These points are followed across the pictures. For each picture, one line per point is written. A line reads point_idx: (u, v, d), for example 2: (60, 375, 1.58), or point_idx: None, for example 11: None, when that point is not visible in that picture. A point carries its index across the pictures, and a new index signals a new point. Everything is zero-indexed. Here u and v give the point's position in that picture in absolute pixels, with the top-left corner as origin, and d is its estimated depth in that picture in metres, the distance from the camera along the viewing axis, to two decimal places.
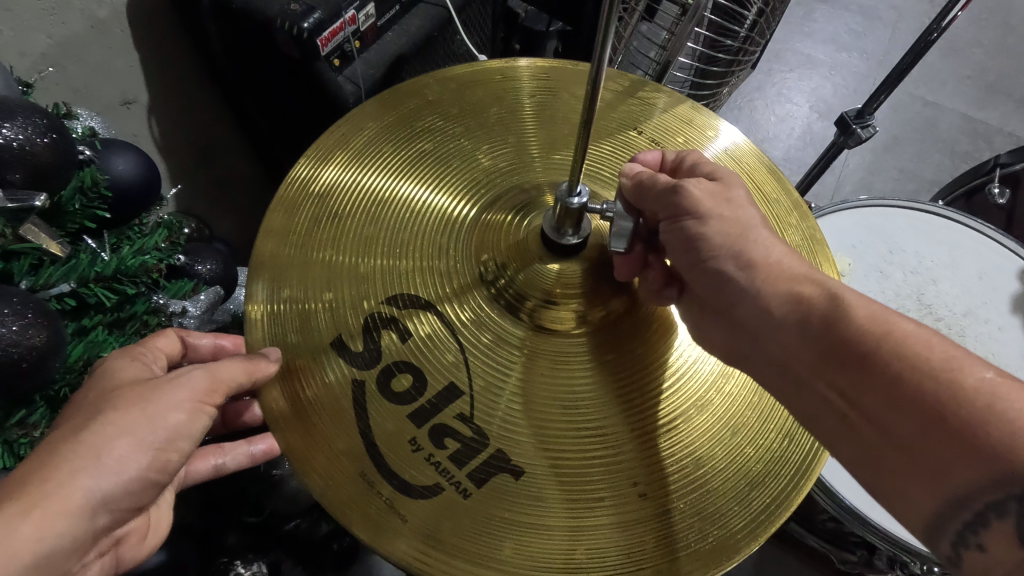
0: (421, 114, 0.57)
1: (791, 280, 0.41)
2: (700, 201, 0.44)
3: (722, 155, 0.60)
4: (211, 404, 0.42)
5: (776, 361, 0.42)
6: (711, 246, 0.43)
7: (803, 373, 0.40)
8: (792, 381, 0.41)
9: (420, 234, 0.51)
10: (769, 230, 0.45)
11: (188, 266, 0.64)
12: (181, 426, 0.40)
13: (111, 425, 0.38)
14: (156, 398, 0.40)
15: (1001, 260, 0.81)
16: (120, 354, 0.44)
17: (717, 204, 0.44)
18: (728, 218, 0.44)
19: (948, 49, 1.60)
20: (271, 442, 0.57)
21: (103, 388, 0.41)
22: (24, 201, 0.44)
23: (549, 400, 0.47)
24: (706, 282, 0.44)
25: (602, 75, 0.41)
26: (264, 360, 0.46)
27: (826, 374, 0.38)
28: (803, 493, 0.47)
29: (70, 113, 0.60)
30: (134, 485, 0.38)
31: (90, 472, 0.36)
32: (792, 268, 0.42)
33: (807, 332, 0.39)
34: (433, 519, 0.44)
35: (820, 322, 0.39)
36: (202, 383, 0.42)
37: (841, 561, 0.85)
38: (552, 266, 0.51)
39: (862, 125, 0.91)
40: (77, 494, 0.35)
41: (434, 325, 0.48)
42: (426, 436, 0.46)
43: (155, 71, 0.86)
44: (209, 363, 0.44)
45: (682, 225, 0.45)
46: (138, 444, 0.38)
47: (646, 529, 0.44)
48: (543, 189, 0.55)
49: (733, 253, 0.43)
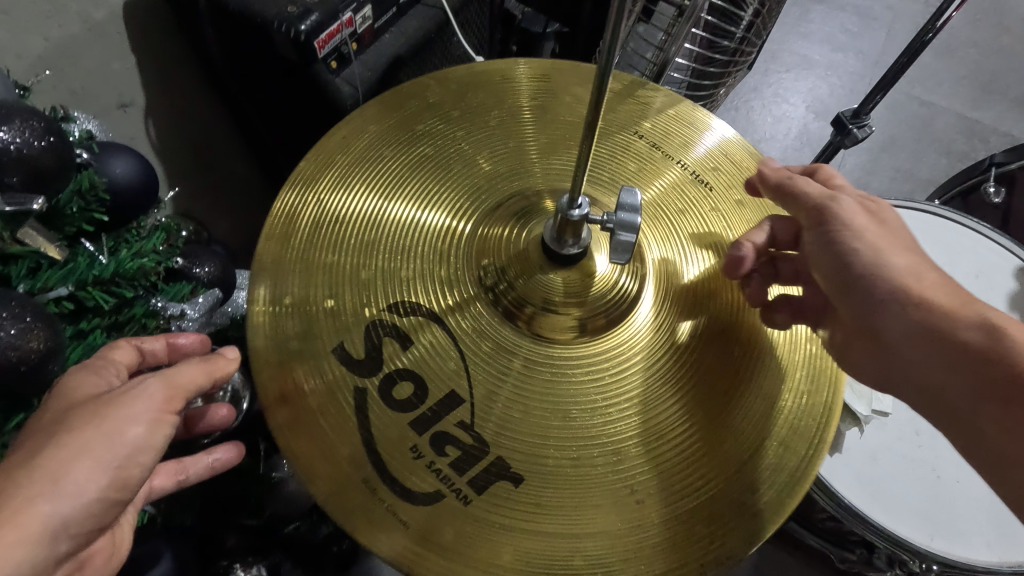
0: (421, 118, 0.57)
1: (951, 306, 0.45)
2: (852, 214, 0.50)
3: (721, 158, 0.60)
4: (172, 413, 0.41)
5: (927, 387, 0.45)
6: (864, 259, 0.48)
7: (958, 402, 0.43)
8: (945, 409, 0.44)
9: (421, 241, 0.51)
10: (919, 255, 0.50)
11: (186, 269, 0.64)
12: (142, 440, 0.39)
13: (64, 447, 0.36)
14: (111, 414, 0.38)
15: (998, 259, 0.82)
16: (79, 370, 0.43)
17: (871, 221, 0.50)
18: (880, 234, 0.49)
19: (943, 49, 1.61)
20: (229, 451, 0.58)
21: (57, 408, 0.39)
22: (22, 203, 0.44)
23: (551, 407, 0.47)
24: (852, 294, 0.48)
25: (609, 76, 0.39)
26: (223, 359, 0.47)
27: (985, 405, 0.42)
28: (799, 496, 0.47)
29: (68, 116, 0.60)
30: (95, 507, 0.37)
31: (47, 497, 0.35)
32: (943, 295, 0.46)
33: (966, 362, 0.43)
34: (434, 525, 0.44)
35: (976, 354, 0.43)
36: (159, 392, 0.41)
37: (839, 560, 0.86)
38: (550, 274, 0.51)
39: (859, 125, 0.91)
40: (35, 522, 0.34)
41: (437, 333, 0.48)
42: (427, 442, 0.45)
43: (151, 74, 0.86)
44: (163, 370, 0.43)
45: (832, 232, 0.50)
46: (97, 464, 0.37)
47: (643, 535, 0.44)
48: (544, 195, 0.55)
49: (884, 269, 0.47)
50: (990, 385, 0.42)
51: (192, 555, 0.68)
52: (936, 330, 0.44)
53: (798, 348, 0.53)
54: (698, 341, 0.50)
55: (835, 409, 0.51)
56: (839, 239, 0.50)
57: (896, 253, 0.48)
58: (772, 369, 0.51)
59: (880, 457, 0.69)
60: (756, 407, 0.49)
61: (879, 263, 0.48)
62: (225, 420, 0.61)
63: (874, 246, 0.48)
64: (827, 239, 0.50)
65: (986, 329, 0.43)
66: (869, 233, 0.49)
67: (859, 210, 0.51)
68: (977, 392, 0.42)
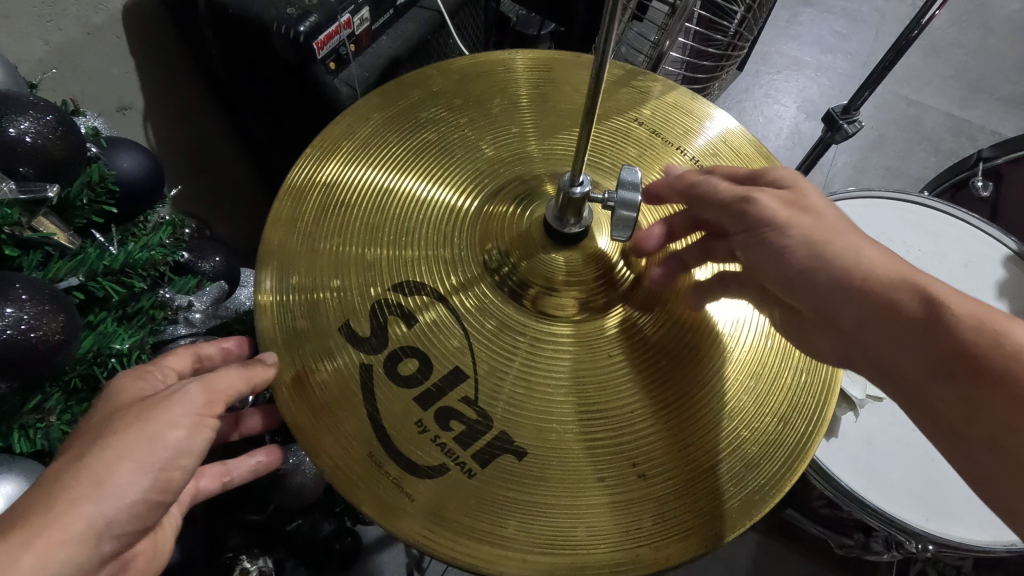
0: (425, 106, 0.59)
1: (888, 280, 0.43)
2: (775, 213, 0.46)
3: (718, 144, 0.62)
4: (212, 416, 0.42)
5: (881, 368, 0.43)
6: (801, 257, 0.44)
7: (915, 384, 0.41)
8: (901, 389, 0.42)
9: (426, 223, 0.53)
10: (849, 226, 0.46)
11: (191, 262, 0.66)
12: (182, 443, 0.39)
13: (107, 450, 0.36)
14: (152, 418, 0.38)
15: (986, 247, 0.84)
16: (129, 374, 0.43)
17: (794, 213, 0.46)
18: (809, 224, 0.45)
19: (930, 50, 1.65)
20: (271, 455, 0.58)
21: (104, 411, 0.39)
22: (36, 191, 0.46)
23: (555, 384, 0.48)
24: (800, 292, 0.45)
25: (604, 66, 0.41)
26: (261, 364, 0.46)
27: (938, 384, 0.40)
28: (795, 474, 0.48)
29: (76, 111, 0.60)
30: (138, 508, 0.37)
31: (92, 498, 0.35)
32: (883, 268, 0.43)
33: (916, 339, 0.41)
34: (442, 497, 0.45)
35: (927, 329, 0.41)
36: (200, 396, 0.41)
37: (838, 545, 0.86)
38: (552, 254, 0.53)
39: (849, 120, 0.93)
40: (80, 522, 0.34)
41: (441, 311, 0.49)
42: (432, 417, 0.47)
43: (150, 78, 0.87)
44: (202, 375, 0.43)
45: (764, 239, 0.46)
46: (137, 466, 0.37)
47: (645, 509, 0.46)
48: (543, 180, 0.57)
49: (823, 256, 0.44)
50: (944, 356, 0.40)
51: (201, 551, 0.69)
52: (882, 308, 0.42)
53: None
54: (698, 324, 0.52)
55: (832, 388, 0.52)
56: (770, 243, 0.46)
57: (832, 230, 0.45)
58: (774, 347, 0.53)
59: (876, 441, 0.71)
60: (754, 386, 0.51)
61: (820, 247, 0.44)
62: (270, 421, 0.59)
63: (806, 237, 0.45)
64: (760, 245, 0.46)
65: (929, 302, 0.41)
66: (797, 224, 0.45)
67: (780, 203, 0.46)
68: (931, 368, 0.40)
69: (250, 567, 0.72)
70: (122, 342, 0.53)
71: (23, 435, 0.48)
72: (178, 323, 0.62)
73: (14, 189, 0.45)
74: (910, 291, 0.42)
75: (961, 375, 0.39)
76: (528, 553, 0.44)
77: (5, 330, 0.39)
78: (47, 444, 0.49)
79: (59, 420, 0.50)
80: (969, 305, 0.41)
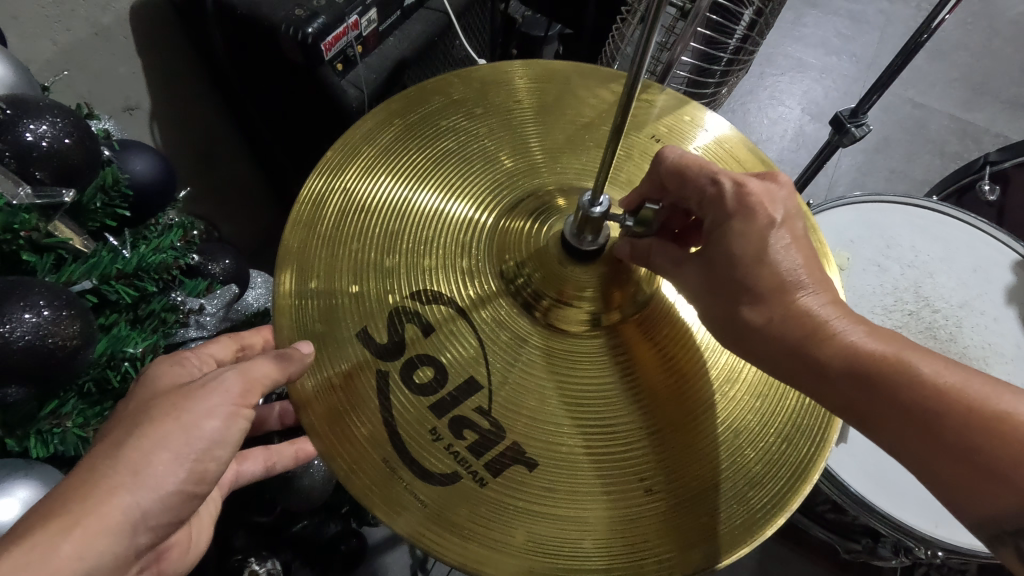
0: (445, 114, 0.59)
1: (801, 331, 0.42)
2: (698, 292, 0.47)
3: (713, 147, 0.62)
4: (247, 407, 0.41)
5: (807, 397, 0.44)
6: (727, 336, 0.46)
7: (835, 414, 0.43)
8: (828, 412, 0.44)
9: (443, 234, 0.53)
10: (778, 266, 0.44)
11: (202, 266, 0.66)
12: (216, 434, 0.39)
13: (145, 439, 0.37)
14: (189, 407, 0.39)
15: (995, 253, 0.84)
16: (164, 360, 0.43)
17: (713, 293, 0.46)
18: (722, 308, 0.45)
19: (934, 52, 1.64)
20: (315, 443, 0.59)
21: (142, 398, 0.39)
22: (52, 196, 0.46)
23: (563, 396, 0.48)
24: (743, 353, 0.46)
25: (637, 86, 0.42)
26: (298, 353, 0.46)
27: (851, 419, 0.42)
28: (800, 493, 0.48)
29: (90, 114, 0.60)
30: (173, 499, 0.37)
31: (129, 488, 0.35)
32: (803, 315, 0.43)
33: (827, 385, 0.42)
34: (448, 504, 0.45)
35: (842, 373, 0.41)
36: (236, 385, 0.41)
37: (845, 551, 0.86)
38: (570, 267, 0.53)
39: (856, 124, 0.92)
40: (118, 511, 0.35)
41: (459, 324, 0.49)
42: (445, 425, 0.47)
43: (159, 78, 0.87)
44: (239, 363, 0.42)
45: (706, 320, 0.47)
46: (173, 457, 0.37)
47: (652, 524, 0.45)
48: (555, 198, 0.56)
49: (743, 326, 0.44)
50: (857, 396, 0.41)
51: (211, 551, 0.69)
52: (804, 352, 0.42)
53: None
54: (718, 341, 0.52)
55: None
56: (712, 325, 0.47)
57: (786, 288, 0.43)
58: None
59: None
60: (762, 405, 0.50)
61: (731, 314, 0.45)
62: None
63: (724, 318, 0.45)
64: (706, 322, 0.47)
65: (840, 344, 0.42)
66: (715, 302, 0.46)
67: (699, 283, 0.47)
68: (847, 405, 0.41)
69: (258, 569, 0.72)
70: (136, 347, 0.54)
71: (40, 440, 0.48)
72: (189, 326, 0.63)
73: (30, 194, 0.46)
74: (824, 338, 0.42)
75: (876, 413, 0.40)
76: (535, 564, 0.44)
77: (23, 336, 0.39)
78: (62, 450, 0.48)
79: (74, 425, 0.50)
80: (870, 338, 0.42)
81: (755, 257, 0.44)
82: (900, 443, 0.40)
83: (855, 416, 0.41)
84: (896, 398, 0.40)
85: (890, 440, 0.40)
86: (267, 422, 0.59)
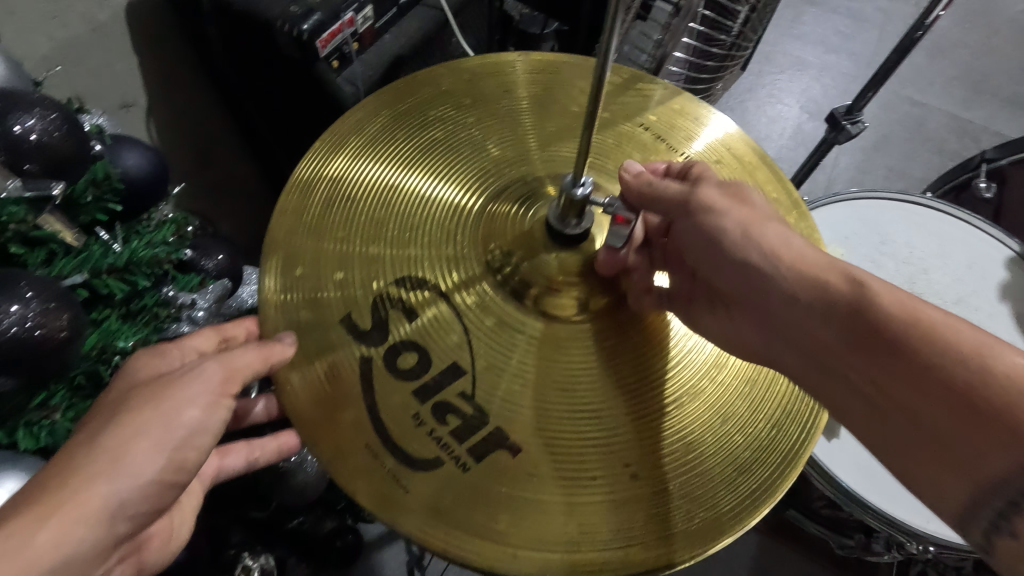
0: (434, 104, 0.59)
1: (813, 266, 0.43)
2: (716, 201, 0.48)
3: (717, 147, 0.62)
4: (228, 396, 0.42)
5: (804, 350, 0.42)
6: (733, 239, 0.46)
7: (833, 360, 0.40)
8: (820, 368, 0.41)
9: (430, 221, 0.53)
10: (784, 225, 0.47)
11: (195, 261, 0.66)
12: (197, 423, 0.39)
13: (123, 429, 0.37)
14: (168, 397, 0.39)
15: (989, 249, 0.84)
16: (148, 353, 0.43)
17: (733, 202, 0.48)
18: (745, 211, 0.47)
19: (933, 50, 1.64)
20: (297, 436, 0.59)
21: (122, 389, 0.40)
22: (41, 189, 0.46)
23: (552, 382, 0.48)
24: (727, 273, 0.46)
25: (607, 72, 0.42)
26: (280, 345, 0.46)
27: (855, 361, 0.39)
28: (788, 481, 0.48)
29: (82, 108, 0.61)
30: (152, 488, 0.37)
31: (107, 477, 0.35)
32: (813, 259, 0.43)
33: (845, 318, 0.40)
34: (435, 490, 0.45)
35: (847, 309, 0.40)
36: (217, 375, 0.41)
37: (839, 547, 0.86)
38: (556, 255, 0.53)
39: (852, 121, 0.92)
40: (95, 501, 0.35)
41: (442, 309, 0.49)
42: (429, 411, 0.47)
43: (154, 74, 0.86)
44: (220, 354, 0.43)
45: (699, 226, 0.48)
46: (153, 446, 0.37)
47: (636, 508, 0.45)
48: (545, 182, 0.57)
49: (753, 245, 0.45)
50: (862, 331, 0.39)
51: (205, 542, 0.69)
52: (805, 286, 0.42)
53: None
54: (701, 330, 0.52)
55: None
56: (704, 230, 0.48)
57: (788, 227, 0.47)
58: None
59: None
60: (748, 392, 0.50)
61: (750, 238, 0.45)
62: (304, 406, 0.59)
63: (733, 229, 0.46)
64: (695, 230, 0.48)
65: (848, 280, 0.41)
66: (726, 232, 0.46)
67: (724, 193, 0.48)
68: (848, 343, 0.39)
69: (251, 563, 0.72)
70: (127, 341, 0.55)
71: (28, 432, 0.49)
72: (182, 321, 0.61)
73: (18, 187, 0.46)
74: (831, 276, 0.41)
75: (883, 351, 0.38)
76: (521, 548, 0.44)
77: (10, 326, 0.40)
78: (51, 442, 0.49)
79: (63, 417, 0.51)
80: (887, 285, 0.40)
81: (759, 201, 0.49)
82: (912, 387, 0.36)
83: (860, 352, 0.39)
84: (907, 338, 0.37)
85: (901, 384, 0.37)
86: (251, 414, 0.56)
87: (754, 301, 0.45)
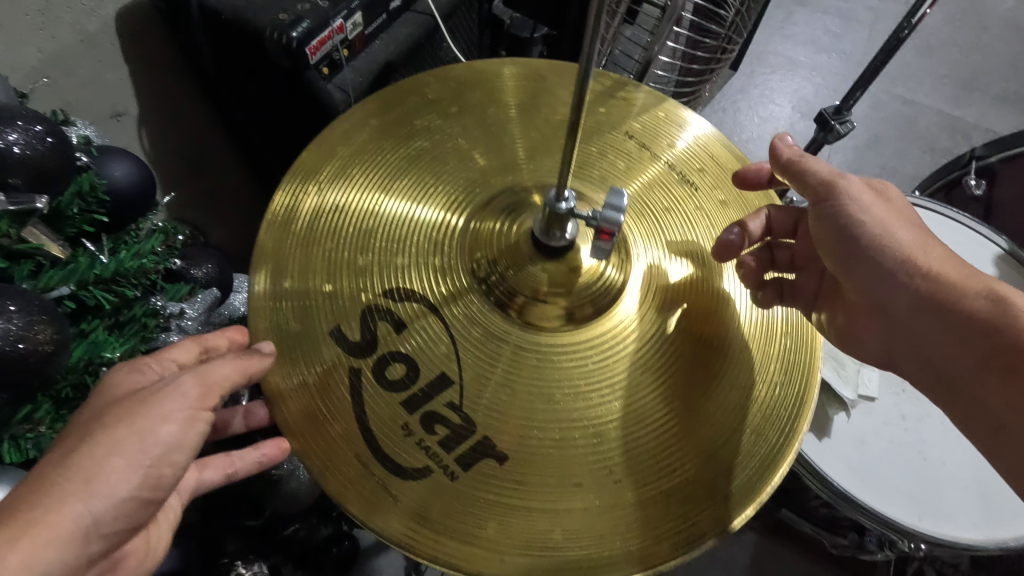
0: (420, 113, 0.59)
1: (957, 279, 0.50)
2: (861, 194, 0.53)
3: (696, 149, 0.63)
4: (206, 410, 0.42)
5: (934, 355, 0.52)
6: (872, 233, 0.52)
7: (963, 370, 0.49)
8: (952, 377, 0.51)
9: (417, 231, 0.53)
10: (920, 229, 0.53)
11: (183, 270, 0.66)
12: (172, 439, 0.39)
13: (97, 448, 0.37)
14: (145, 414, 0.39)
15: (978, 247, 0.84)
16: (125, 368, 0.44)
17: (877, 200, 0.54)
18: (890, 210, 0.53)
19: (923, 49, 1.65)
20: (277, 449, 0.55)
21: (96, 406, 0.40)
22: (25, 203, 0.46)
23: (539, 390, 0.48)
24: (865, 268, 0.53)
25: (589, 75, 0.42)
26: (259, 355, 0.46)
27: (982, 373, 0.48)
28: (768, 483, 0.49)
29: (67, 121, 0.61)
30: (126, 506, 0.37)
31: (80, 497, 0.35)
32: (950, 272, 0.50)
33: (969, 335, 0.48)
34: (423, 499, 0.45)
35: (980, 327, 0.48)
36: (194, 391, 0.41)
37: (832, 546, 0.86)
38: (541, 264, 0.53)
39: (840, 122, 0.92)
40: (67, 521, 0.35)
41: (431, 320, 0.50)
42: (417, 421, 0.47)
43: (143, 84, 0.86)
44: (197, 369, 0.43)
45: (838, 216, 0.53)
46: (127, 463, 0.37)
47: (621, 514, 0.46)
48: (532, 191, 0.57)
49: (896, 248, 0.52)
50: (987, 350, 0.47)
51: (195, 551, 0.69)
52: (939, 302, 0.50)
53: (775, 341, 0.54)
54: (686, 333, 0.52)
55: (810, 399, 0.52)
56: (842, 221, 0.53)
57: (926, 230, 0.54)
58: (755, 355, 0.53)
59: (867, 440, 0.71)
60: (732, 396, 0.51)
61: (885, 241, 0.52)
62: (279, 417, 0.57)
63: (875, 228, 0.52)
64: (834, 213, 0.53)
65: (991, 295, 0.48)
66: (862, 234, 0.53)
67: (865, 189, 0.54)
68: (976, 358, 0.48)
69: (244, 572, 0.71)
70: (112, 353, 0.54)
71: (14, 445, 0.49)
72: (170, 330, 0.62)
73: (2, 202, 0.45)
74: (971, 293, 0.49)
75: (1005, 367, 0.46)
76: (506, 554, 0.44)
77: None
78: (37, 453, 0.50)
79: (49, 429, 0.51)
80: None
81: (900, 202, 0.55)
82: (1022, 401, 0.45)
83: (991, 367, 0.47)
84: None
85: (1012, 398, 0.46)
86: (229, 424, 0.55)
87: (886, 303, 0.53)
